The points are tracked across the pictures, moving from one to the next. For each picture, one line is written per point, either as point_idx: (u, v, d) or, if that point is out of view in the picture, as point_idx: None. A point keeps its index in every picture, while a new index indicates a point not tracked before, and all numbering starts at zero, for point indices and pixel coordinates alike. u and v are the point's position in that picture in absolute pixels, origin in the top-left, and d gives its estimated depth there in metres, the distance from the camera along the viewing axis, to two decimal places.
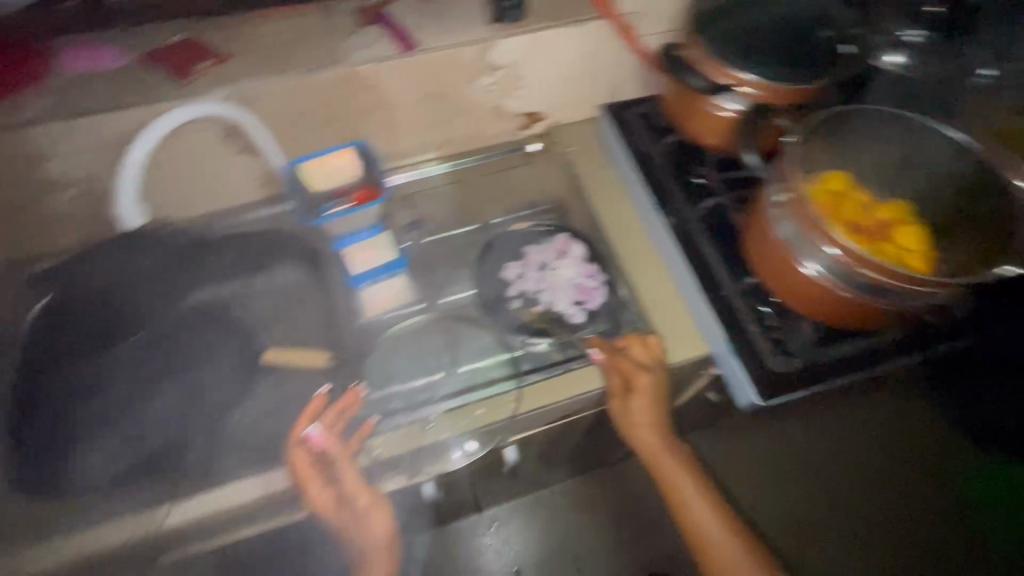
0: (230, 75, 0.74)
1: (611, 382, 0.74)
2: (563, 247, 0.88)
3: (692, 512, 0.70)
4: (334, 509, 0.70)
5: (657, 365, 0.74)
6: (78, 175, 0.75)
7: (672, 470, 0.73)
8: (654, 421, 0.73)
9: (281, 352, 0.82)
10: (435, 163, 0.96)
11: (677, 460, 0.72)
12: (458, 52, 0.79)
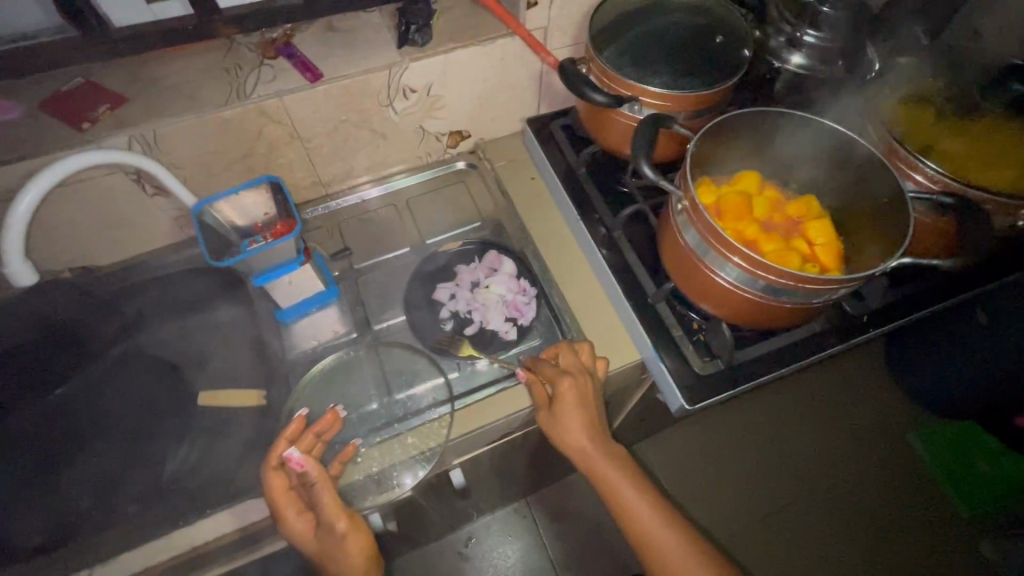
0: (129, 119, 0.72)
1: (535, 394, 0.73)
2: (494, 264, 0.88)
3: (635, 519, 0.68)
4: (313, 535, 0.68)
5: (583, 370, 0.72)
6: None
7: (609, 474, 0.69)
8: (586, 428, 0.70)
9: (211, 394, 0.78)
10: (401, 177, 0.98)
11: (615, 467, 0.70)
12: (368, 79, 0.79)
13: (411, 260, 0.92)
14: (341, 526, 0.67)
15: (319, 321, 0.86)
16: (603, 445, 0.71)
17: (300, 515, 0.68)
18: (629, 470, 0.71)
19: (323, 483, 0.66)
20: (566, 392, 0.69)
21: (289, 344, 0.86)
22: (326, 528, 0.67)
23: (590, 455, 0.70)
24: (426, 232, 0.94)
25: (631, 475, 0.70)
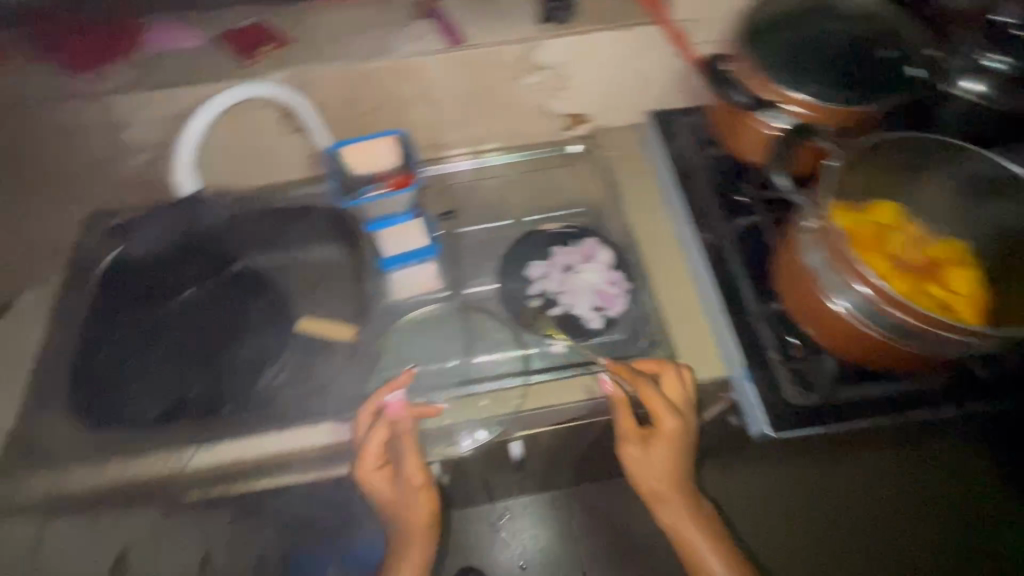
0: (289, 59, 0.79)
1: (625, 422, 0.73)
2: (590, 252, 0.87)
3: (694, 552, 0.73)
4: (388, 487, 0.75)
5: (687, 404, 0.72)
6: (153, 141, 0.85)
7: (675, 506, 0.74)
8: (668, 463, 0.73)
9: (313, 321, 0.86)
10: (497, 154, 0.97)
11: (682, 501, 0.74)
12: (504, 50, 0.82)
13: (512, 235, 0.93)
14: (421, 483, 0.77)
15: (414, 276, 0.89)
16: (675, 477, 0.74)
17: (382, 478, 0.74)
18: (690, 504, 0.75)
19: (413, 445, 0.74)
20: (665, 431, 0.71)
21: (384, 291, 0.90)
22: (410, 485, 0.76)
23: (657, 484, 0.74)
24: (529, 208, 0.95)
25: (693, 512, 0.74)
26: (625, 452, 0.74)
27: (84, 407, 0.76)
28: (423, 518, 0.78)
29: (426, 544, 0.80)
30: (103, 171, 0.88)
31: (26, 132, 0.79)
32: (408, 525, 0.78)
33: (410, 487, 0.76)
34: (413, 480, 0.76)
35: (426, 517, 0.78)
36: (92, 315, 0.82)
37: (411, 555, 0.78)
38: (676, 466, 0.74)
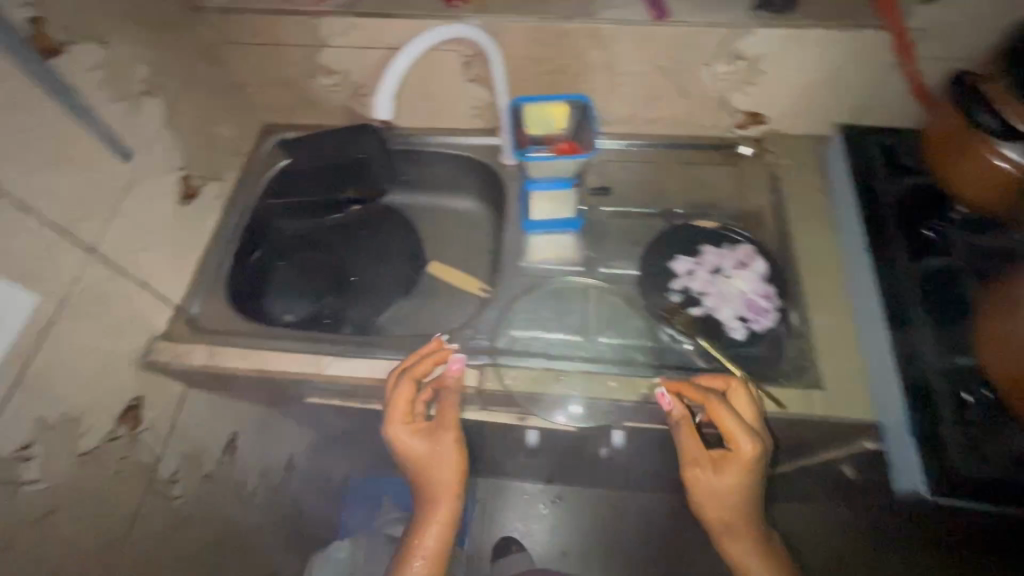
0: (491, 7, 0.79)
1: (694, 448, 0.66)
2: (745, 259, 0.82)
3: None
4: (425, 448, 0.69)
5: (759, 426, 0.65)
6: (344, 66, 0.89)
7: (738, 542, 0.66)
8: (739, 493, 0.65)
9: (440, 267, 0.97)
10: (610, 139, 0.95)
11: (748, 531, 0.66)
12: (708, 32, 0.77)
13: (658, 225, 0.90)
14: (450, 443, 0.69)
15: (554, 244, 0.89)
16: (744, 511, 0.66)
17: (414, 434, 0.69)
18: (765, 543, 0.66)
19: (451, 397, 0.70)
20: (739, 454, 0.63)
21: (520, 252, 0.88)
22: (434, 450, 0.69)
23: (732, 517, 0.66)
24: (678, 199, 0.92)
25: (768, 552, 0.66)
26: (692, 476, 0.66)
27: (236, 293, 0.89)
28: (447, 487, 0.69)
29: (454, 518, 0.70)
30: (292, 87, 0.94)
31: (244, 38, 0.86)
32: (431, 494, 0.69)
33: (434, 454, 0.69)
34: (439, 441, 0.69)
35: (451, 488, 0.69)
36: (252, 217, 0.95)
37: (432, 529, 0.69)
38: (747, 497, 0.65)
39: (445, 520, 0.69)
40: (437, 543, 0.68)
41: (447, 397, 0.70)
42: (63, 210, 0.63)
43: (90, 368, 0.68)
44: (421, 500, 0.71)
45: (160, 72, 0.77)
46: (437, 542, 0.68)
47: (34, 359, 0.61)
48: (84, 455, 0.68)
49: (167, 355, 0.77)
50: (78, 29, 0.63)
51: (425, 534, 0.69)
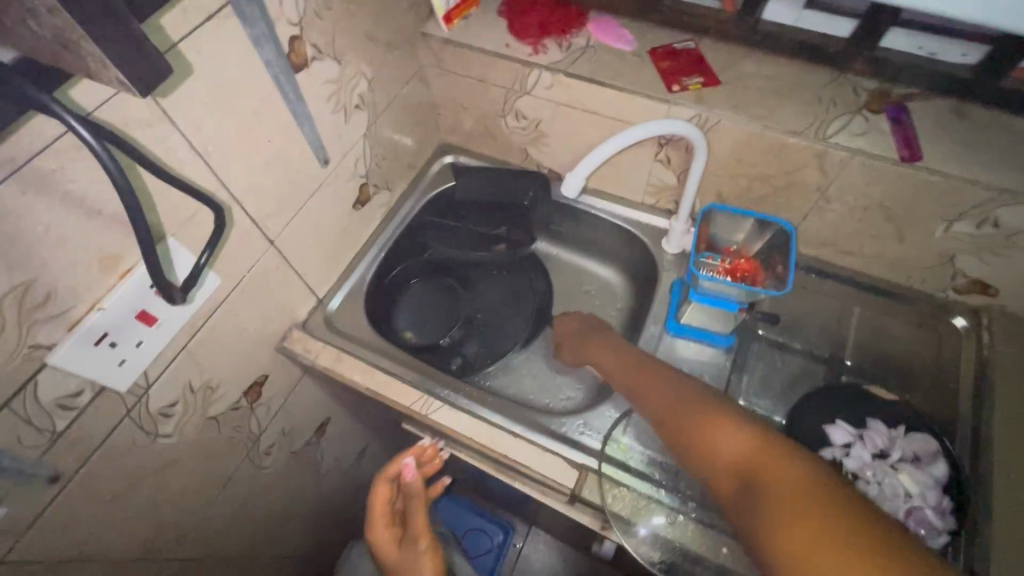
0: (709, 99, 0.72)
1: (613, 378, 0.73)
2: (918, 455, 0.68)
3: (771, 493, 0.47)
4: (394, 550, 0.69)
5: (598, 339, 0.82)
6: (536, 115, 0.87)
7: (702, 422, 0.56)
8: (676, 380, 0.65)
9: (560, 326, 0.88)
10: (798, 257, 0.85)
11: (711, 407, 0.58)
12: (964, 189, 0.64)
13: (820, 373, 0.78)
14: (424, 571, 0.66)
15: (697, 357, 0.81)
16: (683, 398, 0.61)
17: (391, 539, 0.70)
18: (734, 419, 0.55)
19: (419, 499, 0.73)
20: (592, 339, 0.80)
21: (654, 350, 0.82)
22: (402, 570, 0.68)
23: (674, 403, 0.61)
24: (852, 349, 0.80)
25: (721, 416, 0.56)
26: (636, 391, 0.68)
27: (375, 300, 0.92)
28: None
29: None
30: (480, 119, 0.95)
31: (453, 68, 0.88)
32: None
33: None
34: (404, 563, 0.68)
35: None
36: (410, 229, 0.98)
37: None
38: (682, 386, 0.63)
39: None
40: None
41: (409, 502, 0.73)
42: (261, 206, 0.68)
43: (237, 345, 0.73)
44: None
45: (374, 89, 0.81)
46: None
47: (201, 334, 0.66)
48: (212, 419, 0.74)
49: (300, 346, 0.82)
50: (321, 47, 0.67)
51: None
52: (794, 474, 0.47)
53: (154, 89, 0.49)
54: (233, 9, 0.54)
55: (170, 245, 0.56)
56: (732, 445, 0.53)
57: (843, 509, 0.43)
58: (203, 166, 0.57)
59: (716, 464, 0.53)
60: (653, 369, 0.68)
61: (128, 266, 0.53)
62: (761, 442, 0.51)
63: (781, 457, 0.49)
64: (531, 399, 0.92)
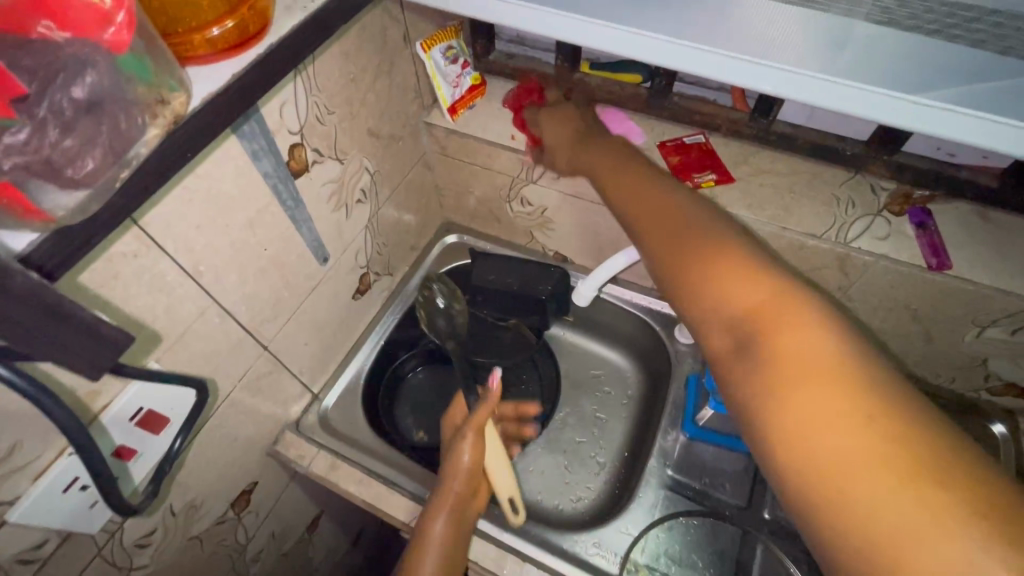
0: (723, 197, 0.70)
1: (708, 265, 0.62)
2: None
3: (844, 443, 0.34)
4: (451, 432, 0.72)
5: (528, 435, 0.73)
6: (543, 202, 0.85)
7: (760, 322, 0.42)
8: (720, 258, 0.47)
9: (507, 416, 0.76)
10: None
11: (777, 301, 0.42)
12: (999, 299, 0.61)
13: None
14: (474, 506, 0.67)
15: (717, 463, 0.76)
16: (733, 262, 0.46)
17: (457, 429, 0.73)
18: (777, 274, 0.44)
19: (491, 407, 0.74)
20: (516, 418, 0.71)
21: (670, 452, 0.77)
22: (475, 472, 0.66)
23: (723, 276, 0.46)
24: None
25: (770, 278, 0.44)
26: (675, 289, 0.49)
27: (373, 394, 0.88)
28: (446, 541, 0.63)
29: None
30: (484, 202, 0.93)
31: (457, 155, 0.86)
32: (430, 540, 0.63)
33: (465, 495, 0.66)
34: (457, 462, 0.66)
35: (442, 554, 0.62)
36: (411, 314, 0.94)
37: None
38: (739, 243, 0.48)
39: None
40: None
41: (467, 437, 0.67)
42: (255, 314, 0.64)
43: (225, 458, 0.68)
44: (415, 556, 0.62)
45: (377, 180, 0.78)
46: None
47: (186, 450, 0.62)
48: (195, 538, 0.68)
49: (294, 450, 0.77)
50: (323, 150, 0.64)
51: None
52: (881, 439, 0.34)
53: (143, 220, 0.46)
54: (230, 127, 0.51)
55: (133, 387, 0.49)
56: (768, 305, 0.42)
57: (874, 417, 0.35)
58: (195, 287, 0.54)
59: (727, 355, 0.43)
60: (688, 217, 0.53)
61: (94, 414, 0.48)
62: (794, 313, 0.41)
63: (852, 363, 0.37)
64: (539, 499, 0.84)
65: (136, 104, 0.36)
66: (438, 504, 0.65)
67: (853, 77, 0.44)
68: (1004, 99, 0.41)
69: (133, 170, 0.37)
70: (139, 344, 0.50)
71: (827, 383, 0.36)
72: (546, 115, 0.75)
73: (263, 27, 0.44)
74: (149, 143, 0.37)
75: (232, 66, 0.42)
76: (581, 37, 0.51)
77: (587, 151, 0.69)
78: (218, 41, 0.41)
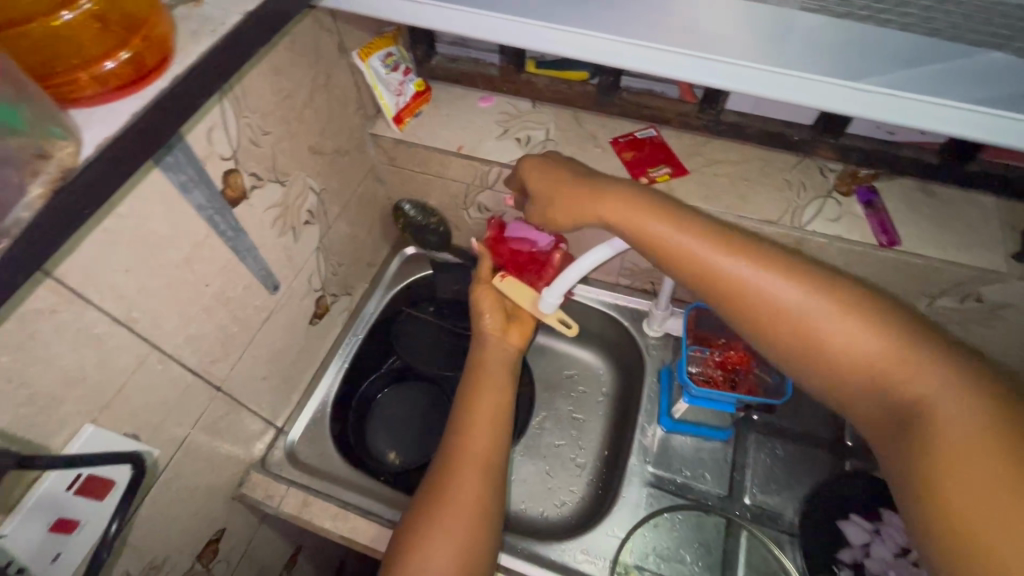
0: (679, 189, 0.69)
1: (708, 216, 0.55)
2: None
3: (962, 472, 0.39)
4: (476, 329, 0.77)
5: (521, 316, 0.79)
6: (499, 207, 0.83)
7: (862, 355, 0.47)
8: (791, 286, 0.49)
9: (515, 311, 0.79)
10: None
11: (869, 336, 0.47)
12: (946, 270, 0.63)
13: (825, 462, 0.75)
14: (510, 337, 0.77)
15: (695, 453, 0.77)
16: (837, 317, 0.48)
17: (489, 310, 0.76)
18: (892, 334, 0.46)
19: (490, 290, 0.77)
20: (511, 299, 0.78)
21: (649, 447, 0.77)
22: (496, 313, 0.77)
23: (835, 334, 0.48)
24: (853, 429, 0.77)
25: (885, 333, 0.46)
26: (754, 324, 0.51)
27: (342, 420, 0.84)
28: (497, 367, 0.73)
29: (499, 421, 0.68)
30: (441, 211, 0.90)
31: (407, 165, 0.82)
32: (484, 369, 0.73)
33: (496, 333, 0.76)
34: (482, 313, 0.77)
35: (496, 374, 0.72)
36: (374, 332, 0.90)
37: (483, 402, 0.69)
38: (849, 295, 0.49)
39: (486, 416, 0.67)
40: (489, 433, 0.66)
41: (479, 290, 0.78)
42: (202, 355, 0.59)
43: (185, 511, 0.63)
44: (473, 385, 0.71)
45: (324, 199, 0.75)
46: (485, 439, 0.65)
47: (135, 513, 0.56)
48: None
49: (261, 491, 0.73)
50: (261, 172, 0.60)
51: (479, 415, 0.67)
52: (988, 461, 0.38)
53: (61, 271, 0.41)
54: (156, 163, 0.47)
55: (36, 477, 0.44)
56: (881, 363, 0.46)
57: (1007, 472, 0.37)
58: (130, 336, 0.49)
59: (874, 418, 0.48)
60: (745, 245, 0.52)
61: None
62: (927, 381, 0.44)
63: (960, 405, 0.42)
64: (523, 508, 0.82)
65: (8, 162, 0.28)
66: (479, 346, 0.76)
67: (797, 66, 0.43)
68: (945, 78, 0.42)
69: (14, 242, 0.27)
70: (70, 405, 0.46)
71: (973, 450, 0.39)
72: (530, 171, 0.64)
73: (164, 52, 0.35)
74: (33, 207, 0.28)
75: (130, 105, 0.34)
76: (520, 39, 0.49)
77: (600, 185, 0.57)
78: (111, 76, 0.33)
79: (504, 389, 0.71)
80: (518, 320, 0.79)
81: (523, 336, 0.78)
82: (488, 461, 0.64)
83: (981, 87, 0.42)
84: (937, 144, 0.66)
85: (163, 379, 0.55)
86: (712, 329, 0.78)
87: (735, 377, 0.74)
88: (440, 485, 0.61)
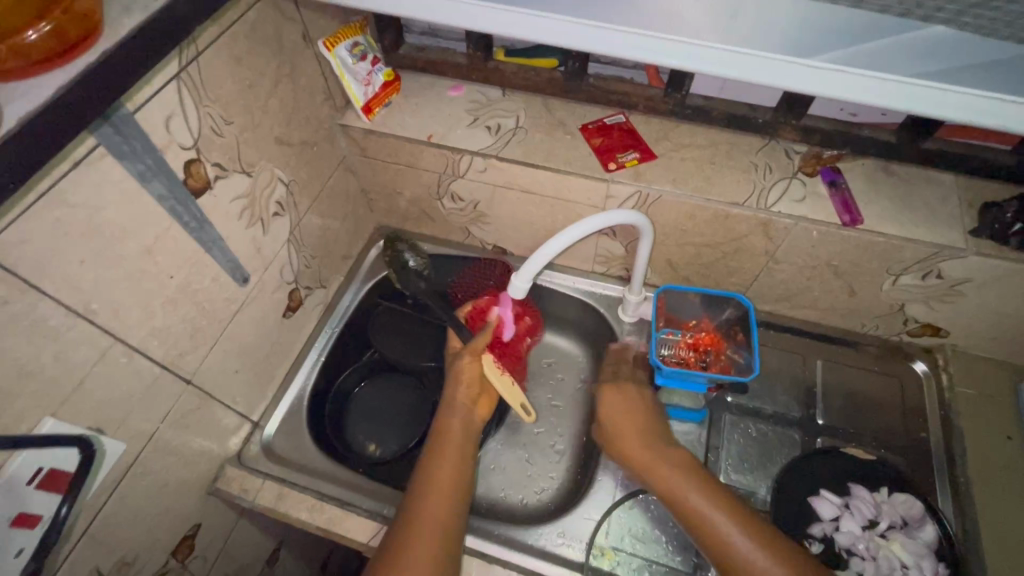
0: (647, 173, 0.70)
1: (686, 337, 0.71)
2: (910, 518, 0.67)
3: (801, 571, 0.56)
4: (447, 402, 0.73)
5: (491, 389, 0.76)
6: (472, 196, 0.83)
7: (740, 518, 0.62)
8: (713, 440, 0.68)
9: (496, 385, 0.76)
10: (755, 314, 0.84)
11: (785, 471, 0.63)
12: (907, 248, 0.64)
13: (797, 440, 0.76)
14: (478, 410, 0.73)
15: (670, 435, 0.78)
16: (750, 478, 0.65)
17: (467, 384, 0.73)
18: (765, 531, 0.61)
19: (474, 362, 0.74)
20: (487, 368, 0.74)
21: None
22: (472, 384, 0.73)
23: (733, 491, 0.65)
24: (823, 407, 0.78)
25: None
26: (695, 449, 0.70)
27: (319, 412, 0.84)
28: (459, 436, 0.68)
29: (458, 490, 0.63)
30: (415, 202, 0.89)
31: (379, 156, 0.82)
32: (444, 439, 0.68)
33: (467, 403, 0.72)
34: (457, 382, 0.73)
35: (456, 443, 0.67)
36: (351, 325, 0.90)
37: (443, 473, 0.63)
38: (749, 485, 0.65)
39: (445, 485, 0.62)
40: (450, 486, 0.63)
41: (462, 360, 0.73)
42: (168, 348, 0.59)
43: (156, 506, 0.63)
44: (432, 454, 0.66)
45: (294, 190, 0.74)
46: (441, 507, 0.60)
47: (84, 493, 0.53)
48: None
49: (236, 485, 0.73)
50: (225, 163, 0.60)
51: (438, 486, 0.62)
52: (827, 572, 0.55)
53: (10, 261, 0.41)
54: (109, 151, 0.46)
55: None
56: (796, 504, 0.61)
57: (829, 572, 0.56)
58: (89, 328, 0.49)
59: None
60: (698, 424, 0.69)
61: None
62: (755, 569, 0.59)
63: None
64: (503, 495, 0.83)
65: None
66: (444, 411, 0.71)
67: (748, 44, 0.44)
68: (892, 53, 0.43)
69: None
70: (27, 398, 0.45)
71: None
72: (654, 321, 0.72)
73: (91, 32, 0.40)
74: None
75: (55, 80, 0.38)
76: (480, 23, 0.49)
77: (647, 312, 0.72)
78: (34, 49, 0.37)
79: (467, 454, 0.67)
80: (486, 393, 0.75)
81: (489, 409, 0.74)
82: (446, 531, 0.59)
83: (927, 61, 0.42)
84: (897, 124, 0.67)
85: (128, 372, 0.54)
86: (683, 314, 0.79)
87: (706, 358, 0.74)
88: (398, 554, 0.55)
